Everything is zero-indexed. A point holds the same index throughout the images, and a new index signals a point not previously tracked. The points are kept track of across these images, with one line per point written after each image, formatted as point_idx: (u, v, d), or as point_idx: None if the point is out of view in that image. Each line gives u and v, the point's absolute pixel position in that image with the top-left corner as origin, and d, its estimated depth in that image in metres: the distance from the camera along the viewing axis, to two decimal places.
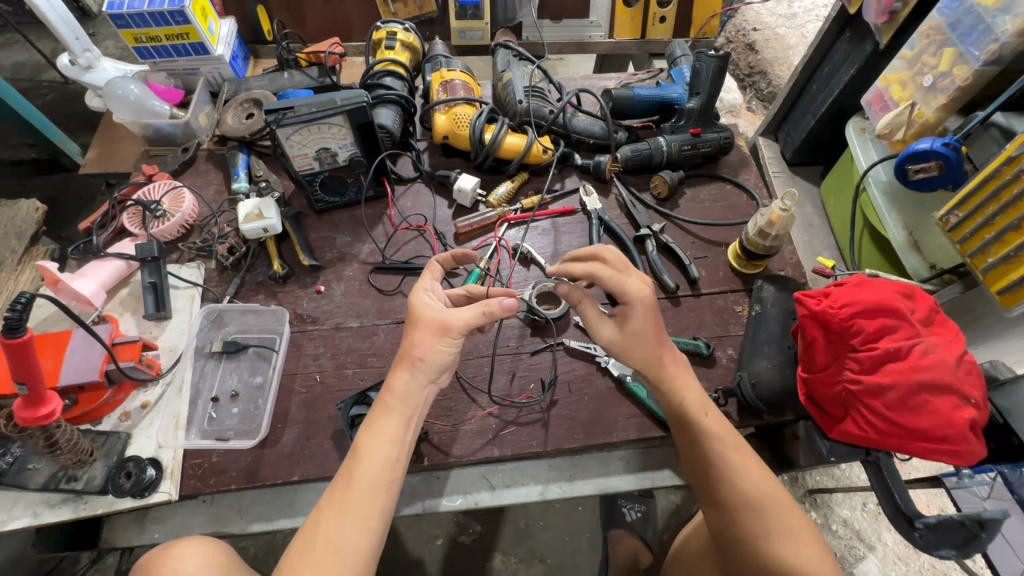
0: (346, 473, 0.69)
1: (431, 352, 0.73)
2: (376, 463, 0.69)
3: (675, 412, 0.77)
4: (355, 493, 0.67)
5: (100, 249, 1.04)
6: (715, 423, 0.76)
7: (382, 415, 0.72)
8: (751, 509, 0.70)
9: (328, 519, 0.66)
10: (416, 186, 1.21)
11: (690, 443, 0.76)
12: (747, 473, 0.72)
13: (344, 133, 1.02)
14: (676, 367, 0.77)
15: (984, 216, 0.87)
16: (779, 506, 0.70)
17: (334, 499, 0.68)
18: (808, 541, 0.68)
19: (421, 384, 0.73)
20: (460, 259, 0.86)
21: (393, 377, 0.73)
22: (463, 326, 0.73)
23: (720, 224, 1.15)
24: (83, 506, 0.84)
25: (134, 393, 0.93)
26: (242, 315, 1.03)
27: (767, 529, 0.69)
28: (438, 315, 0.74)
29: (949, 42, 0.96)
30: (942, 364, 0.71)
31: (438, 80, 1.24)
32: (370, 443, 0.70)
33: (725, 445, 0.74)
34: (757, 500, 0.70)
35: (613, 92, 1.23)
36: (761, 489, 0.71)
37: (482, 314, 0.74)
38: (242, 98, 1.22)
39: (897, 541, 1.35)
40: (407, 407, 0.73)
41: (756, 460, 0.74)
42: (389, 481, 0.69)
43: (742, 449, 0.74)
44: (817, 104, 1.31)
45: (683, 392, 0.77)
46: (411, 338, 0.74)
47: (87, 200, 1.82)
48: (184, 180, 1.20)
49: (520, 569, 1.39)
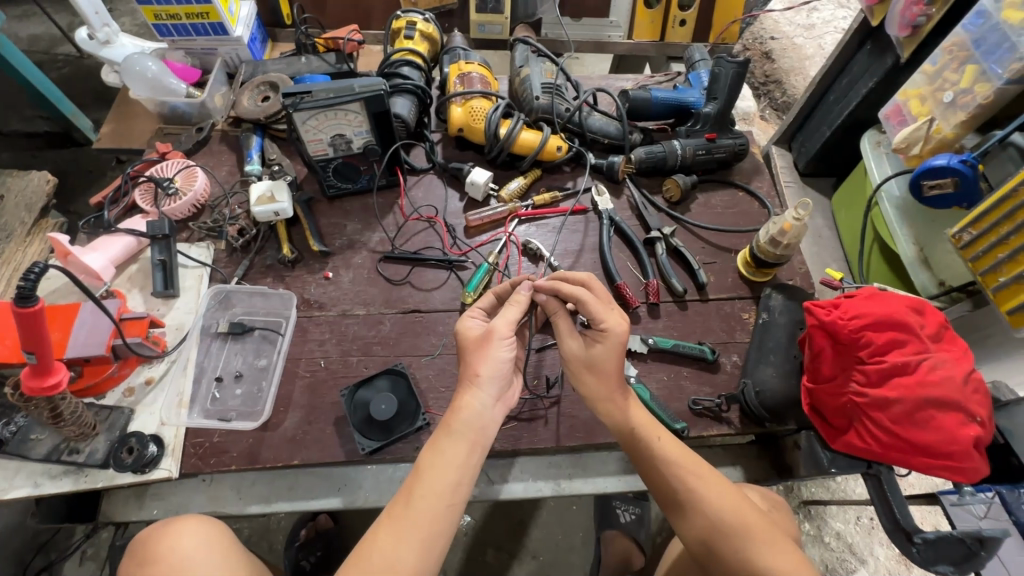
0: (406, 490, 0.69)
1: (487, 365, 0.76)
2: (438, 486, 0.68)
3: (625, 436, 0.78)
4: (413, 514, 0.67)
5: (111, 224, 1.04)
6: (669, 444, 0.76)
7: (446, 438, 0.72)
8: (720, 529, 0.70)
9: (384, 534, 0.66)
10: (428, 177, 1.21)
11: (646, 466, 0.76)
12: (707, 494, 0.72)
13: (360, 121, 1.02)
14: (622, 396, 0.79)
15: (999, 234, 0.87)
16: (747, 522, 0.70)
17: (393, 513, 0.68)
18: (782, 554, 0.67)
19: (487, 407, 0.75)
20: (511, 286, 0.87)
21: (457, 402, 0.74)
22: (506, 326, 0.78)
23: (732, 231, 1.15)
24: (83, 479, 0.84)
25: (139, 368, 0.93)
26: (250, 297, 1.04)
27: (737, 547, 0.69)
28: (479, 332, 0.80)
29: (972, 59, 0.95)
30: (949, 381, 0.71)
31: (455, 72, 1.24)
32: (434, 463, 0.70)
33: (680, 468, 0.74)
34: (721, 519, 0.70)
35: (630, 94, 1.23)
36: (724, 506, 0.71)
37: (516, 312, 0.79)
38: (259, 81, 1.22)
39: (890, 556, 1.36)
40: (471, 431, 0.72)
41: (714, 477, 0.74)
42: (449, 504, 0.68)
43: (699, 470, 0.74)
44: (833, 116, 1.31)
45: (629, 415, 0.79)
46: (467, 360, 0.78)
47: (97, 175, 1.82)
48: (198, 159, 1.20)
49: (512, 565, 1.39)
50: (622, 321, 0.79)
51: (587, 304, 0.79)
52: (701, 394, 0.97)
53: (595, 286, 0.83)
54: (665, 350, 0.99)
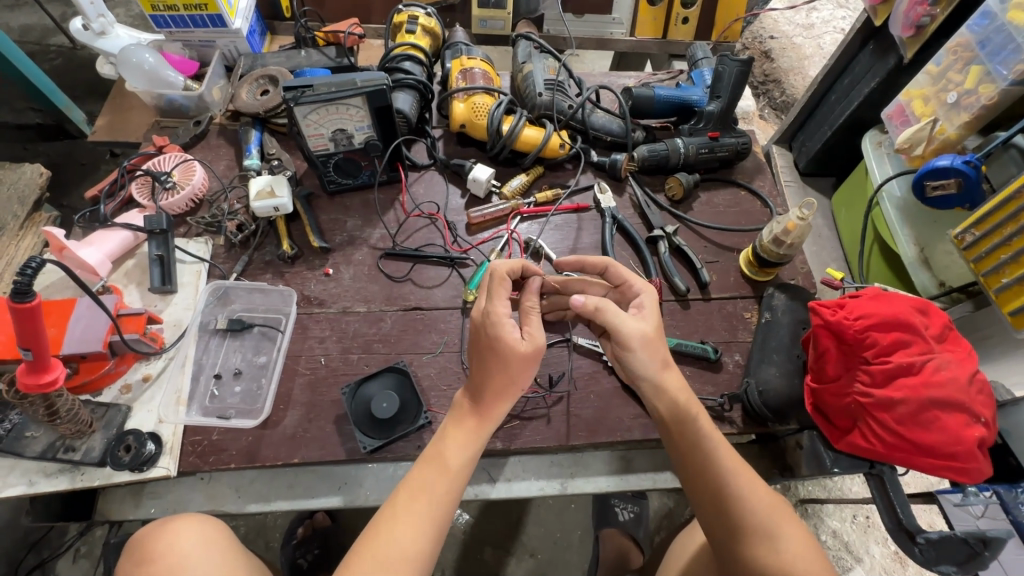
0: (421, 483, 0.70)
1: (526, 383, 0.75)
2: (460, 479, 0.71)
3: (675, 425, 0.74)
4: (426, 496, 0.69)
5: (107, 219, 1.02)
6: (718, 436, 0.75)
7: (475, 433, 0.73)
8: (757, 525, 0.69)
9: (403, 525, 0.67)
10: (429, 173, 1.20)
11: (693, 456, 0.73)
12: (750, 488, 0.71)
13: (362, 116, 1.01)
14: (677, 380, 0.76)
15: (1002, 236, 0.87)
16: (783, 523, 0.70)
17: (408, 496, 0.70)
18: (810, 555, 0.68)
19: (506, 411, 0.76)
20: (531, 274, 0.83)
21: (495, 407, 0.74)
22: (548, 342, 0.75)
23: (734, 230, 1.15)
24: (80, 478, 0.83)
25: (136, 365, 0.92)
26: (249, 293, 1.03)
27: (774, 544, 0.68)
28: (531, 346, 0.73)
29: (977, 60, 0.95)
30: (954, 382, 0.71)
31: (457, 67, 1.22)
32: (456, 452, 0.72)
33: (726, 461, 0.73)
34: (760, 515, 0.69)
35: (633, 91, 1.22)
36: (763, 503, 0.70)
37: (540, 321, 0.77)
38: (258, 74, 1.20)
39: (885, 554, 1.37)
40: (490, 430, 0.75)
41: (754, 474, 0.73)
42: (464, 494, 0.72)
43: (744, 467, 0.73)
44: (834, 116, 1.31)
45: (684, 401, 0.75)
46: (512, 376, 0.73)
47: (91, 168, 1.79)
48: (195, 153, 1.18)
49: (510, 562, 1.39)
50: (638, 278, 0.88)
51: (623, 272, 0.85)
52: (703, 393, 0.97)
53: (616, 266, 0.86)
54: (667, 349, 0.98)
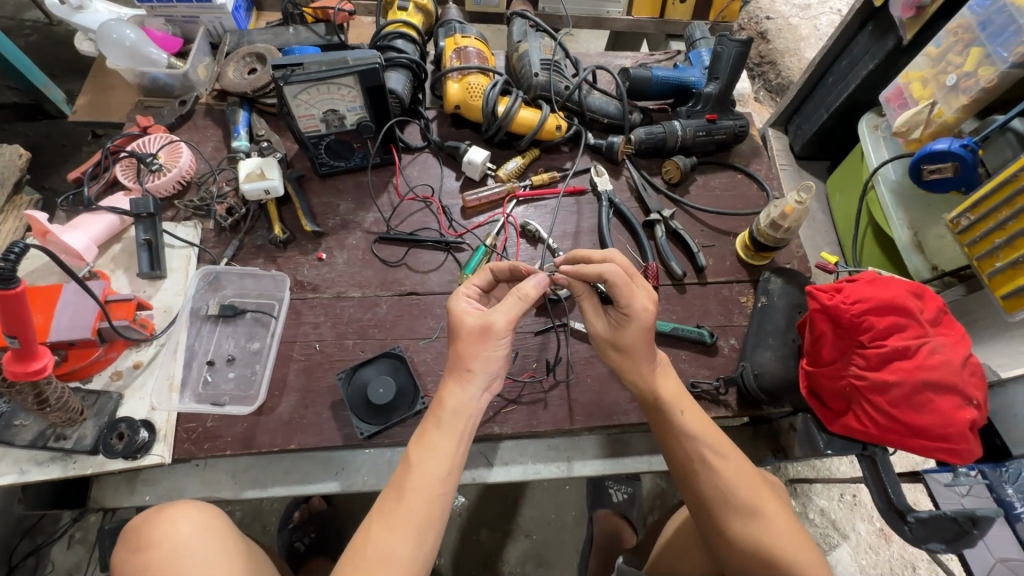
0: (396, 485, 0.68)
1: (479, 360, 0.73)
2: (431, 476, 0.67)
3: (651, 406, 0.78)
4: (403, 507, 0.65)
5: (91, 202, 0.99)
6: (692, 418, 0.76)
7: (434, 432, 0.70)
8: (728, 503, 0.70)
9: (377, 528, 0.65)
10: (423, 156, 1.18)
11: (668, 436, 0.76)
12: (722, 467, 0.72)
13: (354, 96, 0.98)
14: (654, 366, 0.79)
15: (997, 220, 0.87)
16: (756, 499, 0.70)
17: (384, 508, 0.66)
18: (786, 530, 0.69)
19: (473, 397, 0.72)
20: (516, 270, 0.82)
21: (444, 392, 0.72)
22: (505, 322, 0.74)
23: (730, 214, 1.14)
24: (72, 466, 0.82)
25: (127, 352, 0.90)
26: (240, 278, 1.01)
27: (744, 520, 0.69)
28: (476, 321, 0.74)
29: (977, 42, 0.95)
30: (948, 364, 0.72)
31: (451, 46, 1.19)
32: (423, 457, 0.68)
33: (705, 441, 0.74)
34: (737, 494, 0.70)
35: (631, 72, 1.20)
36: (742, 482, 0.71)
37: (518, 304, 0.75)
38: (245, 51, 1.17)
39: (870, 530, 1.41)
40: (458, 421, 0.71)
41: (735, 453, 0.74)
42: (442, 492, 0.67)
43: (719, 446, 0.74)
44: (831, 99, 1.30)
45: (658, 386, 0.78)
46: (459, 349, 0.74)
47: (72, 149, 1.74)
48: (181, 134, 1.15)
49: (506, 544, 1.41)
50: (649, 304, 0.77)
51: (615, 282, 0.75)
52: (699, 377, 0.97)
53: (613, 276, 0.75)
54: (664, 334, 0.98)
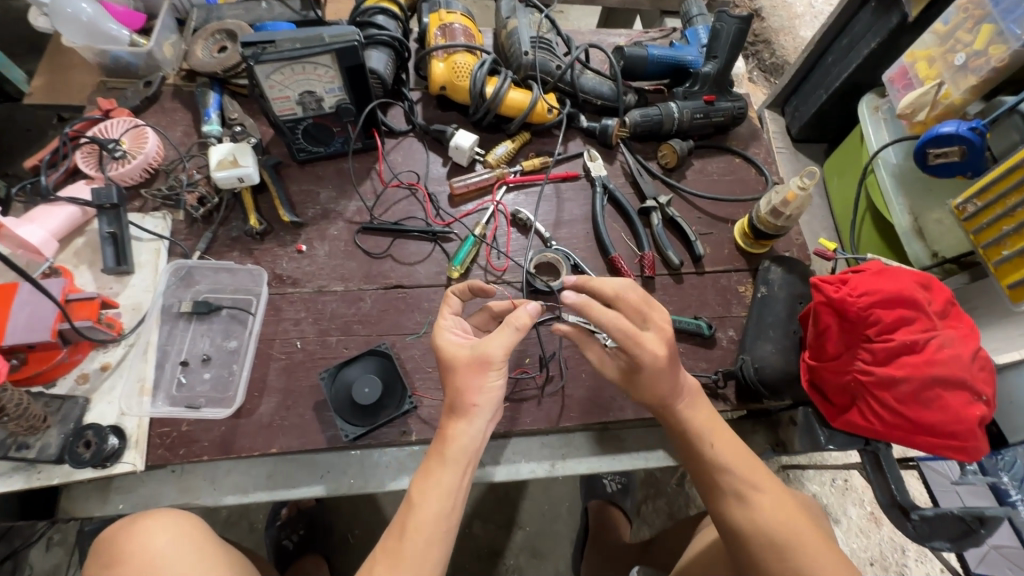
0: (399, 524, 0.64)
1: (482, 395, 0.68)
2: (434, 514, 0.63)
3: (681, 437, 0.76)
4: (405, 545, 0.62)
5: (49, 192, 0.92)
6: (724, 448, 0.73)
7: (439, 469, 0.65)
8: (766, 539, 0.67)
9: (378, 571, 0.61)
10: (408, 140, 1.12)
11: (700, 467, 0.74)
12: (758, 499, 0.69)
13: (332, 76, 0.92)
14: (686, 396, 0.76)
15: (1006, 206, 0.84)
16: (796, 534, 0.66)
17: (386, 549, 0.63)
18: (831, 567, 0.64)
19: (479, 433, 0.68)
20: (477, 289, 0.80)
21: (447, 431, 0.67)
22: (503, 353, 0.68)
23: (728, 200, 1.10)
24: (37, 476, 0.77)
25: (93, 353, 0.85)
26: (215, 273, 0.95)
27: (782, 556, 0.65)
28: (471, 352, 0.69)
29: (989, 19, 0.91)
30: (958, 359, 0.69)
31: (435, 22, 1.12)
32: (426, 494, 0.64)
33: (736, 471, 0.71)
34: (774, 526, 0.67)
35: (625, 50, 1.14)
36: (777, 513, 0.68)
37: (515, 334, 0.69)
38: (214, 28, 1.09)
39: (862, 515, 1.41)
40: (464, 457, 0.66)
41: (769, 482, 0.71)
42: (446, 530, 0.64)
43: (753, 478, 0.71)
44: (831, 78, 1.25)
45: (688, 416, 0.75)
46: (455, 386, 0.68)
47: (35, 134, 1.64)
48: (147, 118, 1.07)
49: (499, 536, 1.39)
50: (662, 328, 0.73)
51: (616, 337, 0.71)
52: (697, 370, 0.94)
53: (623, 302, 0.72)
54: None
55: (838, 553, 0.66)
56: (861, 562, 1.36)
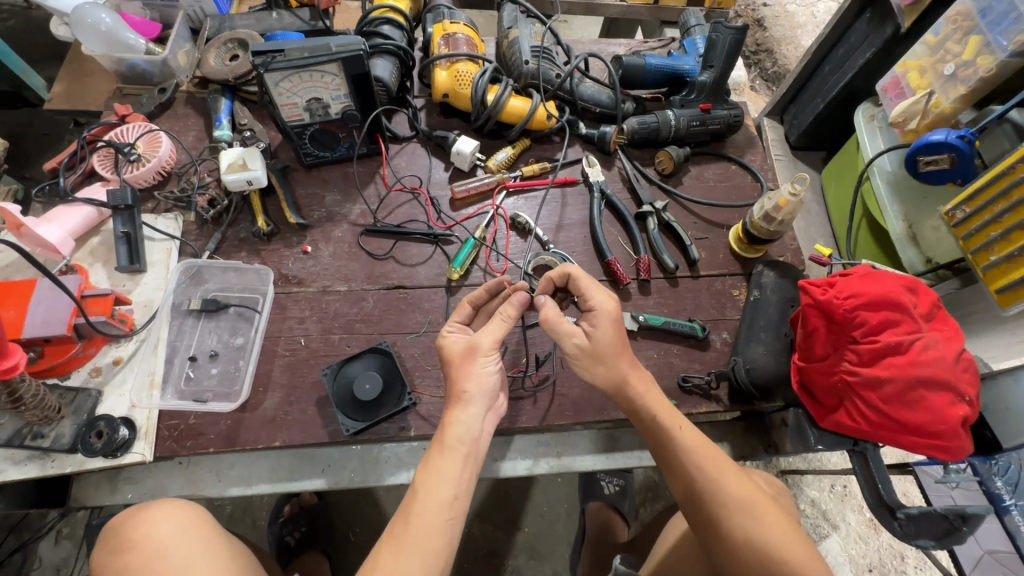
0: (403, 509, 0.66)
1: (473, 381, 0.73)
2: (437, 500, 0.65)
3: (645, 426, 0.77)
4: (408, 529, 0.64)
5: (67, 193, 0.96)
6: (689, 435, 0.75)
7: (441, 458, 0.68)
8: (732, 521, 0.68)
9: (385, 552, 0.63)
10: (411, 146, 1.15)
11: (665, 455, 0.75)
12: (723, 482, 0.71)
13: (338, 84, 0.95)
14: (641, 380, 0.78)
15: (993, 213, 0.86)
16: (758, 513, 0.68)
17: (392, 534, 0.64)
18: (794, 541, 0.66)
19: (479, 421, 0.72)
20: (494, 289, 0.83)
21: (446, 419, 0.71)
22: (492, 342, 0.75)
23: (723, 206, 1.12)
24: (51, 464, 0.80)
25: (106, 348, 0.89)
26: (223, 272, 0.98)
27: (749, 536, 0.67)
28: (464, 344, 0.77)
29: (977, 30, 0.93)
30: (940, 360, 0.71)
31: (439, 32, 1.15)
32: (428, 480, 0.67)
33: (701, 458, 0.73)
34: (738, 506, 0.69)
35: (623, 60, 1.17)
36: (744, 499, 0.70)
37: (503, 324, 0.77)
38: (226, 37, 1.13)
39: (860, 521, 1.41)
40: (464, 444, 0.70)
41: (734, 470, 0.73)
42: (448, 518, 0.65)
43: (716, 462, 0.73)
44: (828, 87, 1.27)
45: (650, 403, 0.77)
46: (451, 377, 0.74)
47: (56, 138, 1.60)
48: (161, 124, 1.11)
49: (498, 537, 1.41)
50: (609, 298, 0.80)
51: (574, 279, 0.80)
52: (691, 371, 0.96)
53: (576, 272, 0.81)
54: (656, 328, 0.97)
55: (800, 531, 0.69)
56: (858, 567, 1.36)
